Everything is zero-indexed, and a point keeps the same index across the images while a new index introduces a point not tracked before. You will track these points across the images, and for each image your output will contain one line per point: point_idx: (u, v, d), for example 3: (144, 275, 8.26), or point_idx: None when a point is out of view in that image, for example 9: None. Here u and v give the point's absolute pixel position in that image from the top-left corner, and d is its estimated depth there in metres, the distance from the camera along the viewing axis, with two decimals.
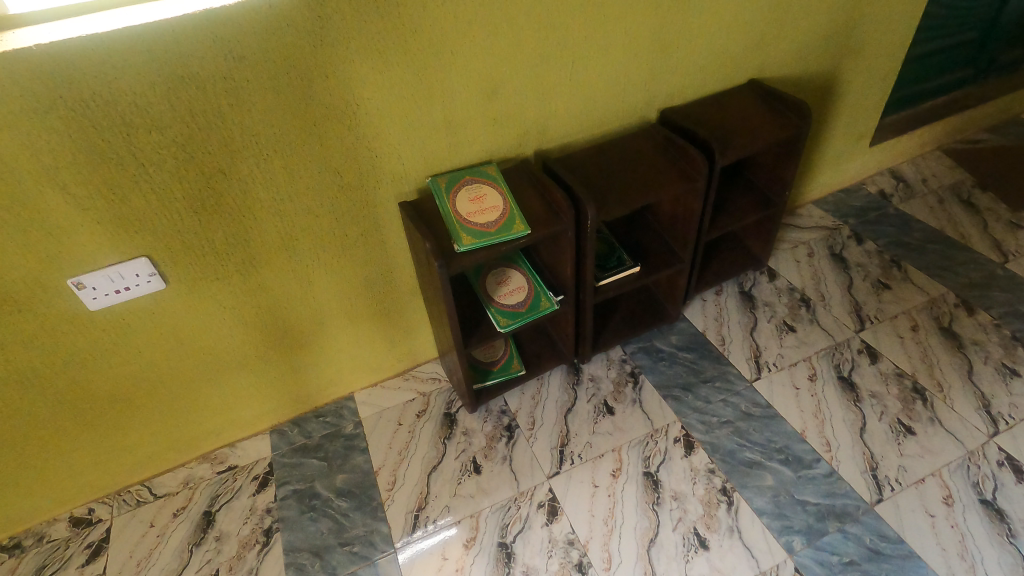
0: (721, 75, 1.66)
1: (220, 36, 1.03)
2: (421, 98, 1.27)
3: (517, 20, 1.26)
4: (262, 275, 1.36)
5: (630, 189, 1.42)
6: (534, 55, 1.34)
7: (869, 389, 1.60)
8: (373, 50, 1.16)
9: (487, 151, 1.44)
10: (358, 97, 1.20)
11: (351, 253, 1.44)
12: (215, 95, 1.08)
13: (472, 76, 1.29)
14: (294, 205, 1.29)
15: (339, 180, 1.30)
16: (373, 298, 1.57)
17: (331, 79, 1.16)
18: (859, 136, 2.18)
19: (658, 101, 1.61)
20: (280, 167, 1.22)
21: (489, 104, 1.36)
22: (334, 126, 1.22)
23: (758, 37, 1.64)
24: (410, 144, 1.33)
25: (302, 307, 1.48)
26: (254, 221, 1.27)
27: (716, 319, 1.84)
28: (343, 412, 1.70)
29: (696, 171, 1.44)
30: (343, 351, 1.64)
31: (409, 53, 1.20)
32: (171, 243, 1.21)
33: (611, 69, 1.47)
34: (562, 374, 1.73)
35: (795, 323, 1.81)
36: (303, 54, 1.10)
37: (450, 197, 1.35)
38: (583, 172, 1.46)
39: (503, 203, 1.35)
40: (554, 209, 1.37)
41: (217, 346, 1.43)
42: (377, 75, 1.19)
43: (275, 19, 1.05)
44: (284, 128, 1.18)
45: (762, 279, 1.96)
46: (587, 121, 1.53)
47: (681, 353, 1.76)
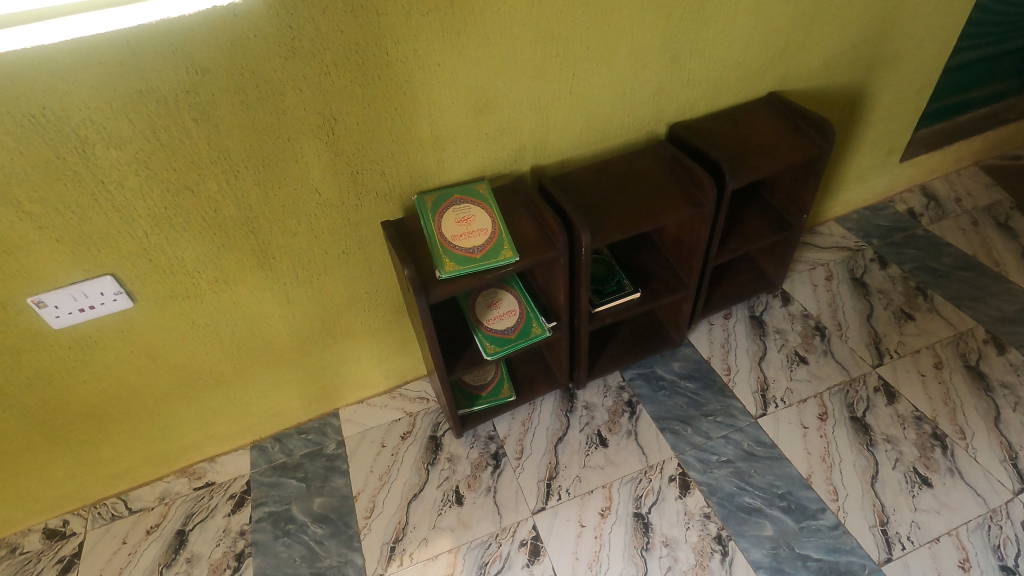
0: (738, 87, 1.54)
1: (183, 48, 0.95)
2: (407, 111, 1.18)
3: (511, 29, 1.16)
4: (237, 293, 1.30)
5: (631, 213, 1.31)
6: (532, 66, 1.24)
7: (885, 433, 1.49)
8: (352, 63, 1.07)
9: (479, 166, 1.35)
10: (336, 111, 1.12)
11: (333, 270, 1.37)
12: (178, 110, 1.00)
13: (462, 89, 1.20)
14: (270, 222, 1.22)
15: (317, 197, 1.23)
16: (358, 316, 1.50)
17: (306, 93, 1.07)
18: (887, 152, 2.03)
19: (668, 115, 1.50)
20: (252, 184, 1.15)
21: (481, 119, 1.27)
22: (311, 142, 1.14)
23: (780, 47, 1.51)
24: (395, 160, 1.24)
25: (282, 325, 1.41)
26: (226, 239, 1.20)
27: (723, 346, 1.74)
28: (327, 429, 1.64)
29: (704, 194, 1.33)
30: (328, 368, 1.58)
31: (392, 64, 1.10)
32: (138, 261, 1.15)
33: (616, 81, 1.36)
34: (555, 399, 1.64)
35: (807, 354, 1.70)
36: (274, 67, 1.02)
37: (436, 218, 1.26)
38: (582, 192, 1.36)
39: (492, 225, 1.26)
40: (546, 233, 1.27)
41: (192, 363, 1.37)
42: (358, 88, 1.11)
43: (242, 30, 0.96)
44: (255, 145, 1.10)
45: (775, 303, 1.84)
46: (589, 135, 1.43)
47: (683, 382, 1.66)
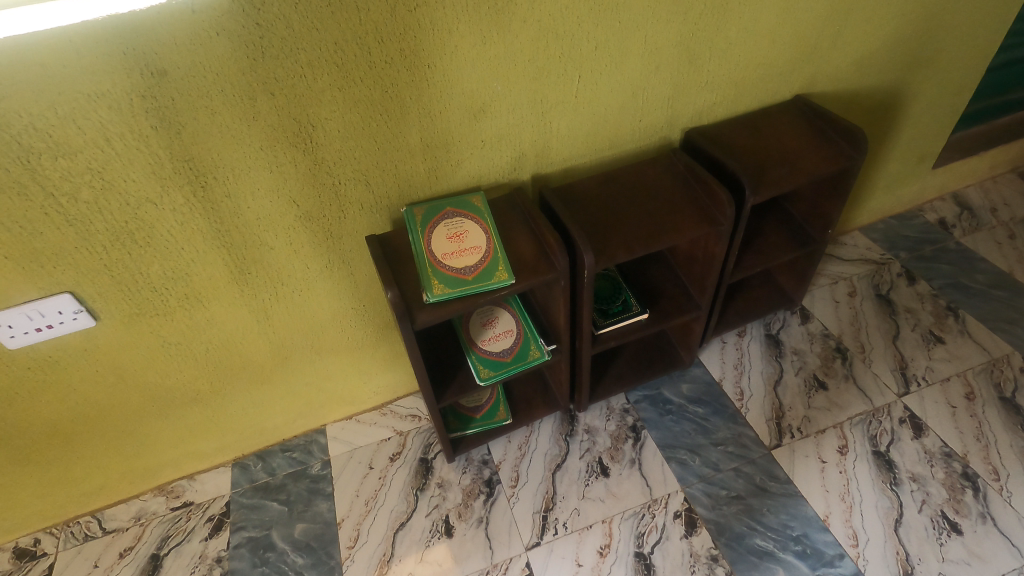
0: (761, 89, 1.41)
1: (134, 48, 0.84)
2: (392, 117, 1.07)
3: (509, 26, 1.04)
4: (210, 311, 1.20)
5: (639, 230, 1.20)
6: (533, 67, 1.12)
7: (910, 471, 1.38)
8: (329, 63, 0.96)
9: (475, 176, 1.24)
10: (313, 117, 1.01)
11: (316, 285, 1.27)
12: (134, 116, 0.90)
13: (456, 93, 1.08)
14: (244, 236, 1.12)
15: (294, 210, 1.12)
16: (344, 332, 1.40)
17: (279, 97, 0.96)
18: (919, 158, 1.89)
19: (683, 120, 1.37)
20: (222, 196, 1.04)
21: (476, 124, 1.15)
22: (286, 151, 1.03)
23: (809, 46, 1.37)
24: (381, 170, 1.13)
25: (261, 342, 1.32)
26: (197, 255, 1.10)
27: (735, 367, 1.63)
28: (312, 447, 1.56)
29: (720, 210, 1.21)
30: (312, 384, 1.48)
31: (375, 66, 0.99)
32: (99, 278, 1.06)
33: (627, 83, 1.23)
34: (554, 422, 1.54)
35: (827, 379, 1.58)
36: (241, 69, 0.91)
37: (426, 233, 1.15)
38: (586, 205, 1.24)
39: (487, 243, 1.15)
40: (546, 252, 1.16)
41: (165, 382, 1.28)
42: (337, 92, 1.00)
43: (203, 27, 0.85)
44: (224, 154, 0.99)
45: (793, 321, 1.73)
46: (596, 142, 1.31)
47: (692, 407, 1.55)
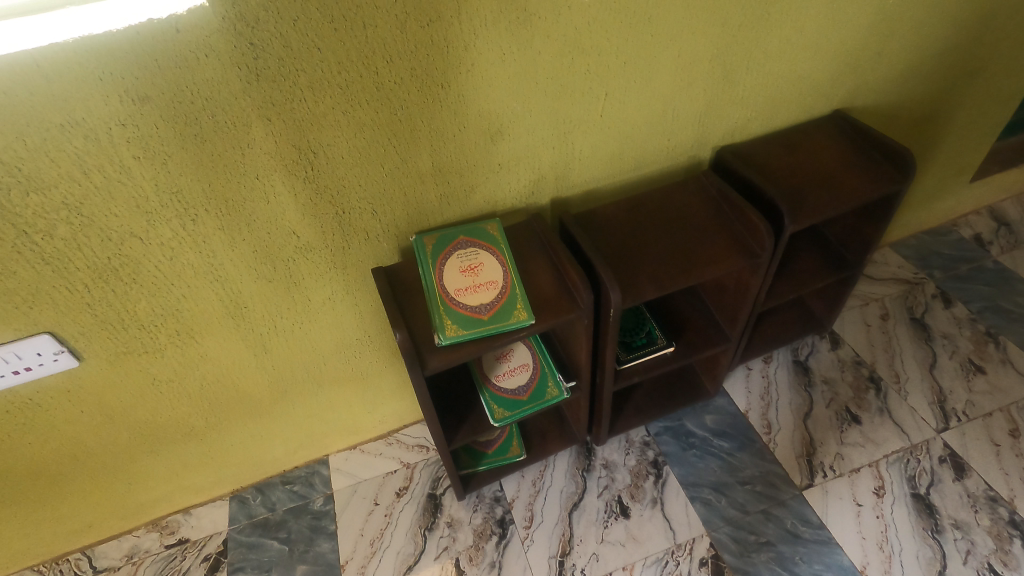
0: (799, 105, 1.30)
1: (112, 72, 0.74)
2: (402, 141, 0.97)
3: (531, 42, 0.93)
4: (203, 347, 1.11)
5: (670, 263, 1.10)
6: (556, 85, 1.01)
7: (953, 517, 1.29)
8: (332, 86, 0.86)
9: (490, 201, 1.14)
10: (314, 143, 0.91)
11: (317, 317, 1.17)
12: (114, 147, 0.80)
13: (471, 114, 0.98)
14: (239, 269, 1.02)
15: (294, 241, 1.03)
16: (347, 363, 1.31)
17: (276, 123, 0.86)
18: (957, 171, 1.78)
19: (715, 138, 1.26)
20: (214, 229, 0.95)
21: (493, 147, 1.05)
22: (284, 179, 0.93)
23: (852, 57, 1.26)
24: (389, 197, 1.03)
25: (259, 376, 1.23)
26: (188, 290, 1.01)
27: (762, 397, 1.54)
28: (315, 480, 1.48)
29: (758, 241, 1.11)
30: (314, 416, 1.40)
31: (383, 88, 0.89)
32: (80, 317, 0.97)
33: (657, 100, 1.13)
34: (570, 456, 1.46)
35: (860, 412, 1.49)
36: (233, 94, 0.81)
37: (437, 265, 1.06)
38: (611, 232, 1.14)
39: (503, 278, 1.06)
40: (568, 287, 1.06)
41: (157, 419, 1.20)
42: (341, 117, 0.90)
43: (190, 49, 0.75)
44: (216, 184, 0.90)
45: (822, 347, 1.63)
46: (622, 163, 1.20)
47: (716, 441, 1.46)
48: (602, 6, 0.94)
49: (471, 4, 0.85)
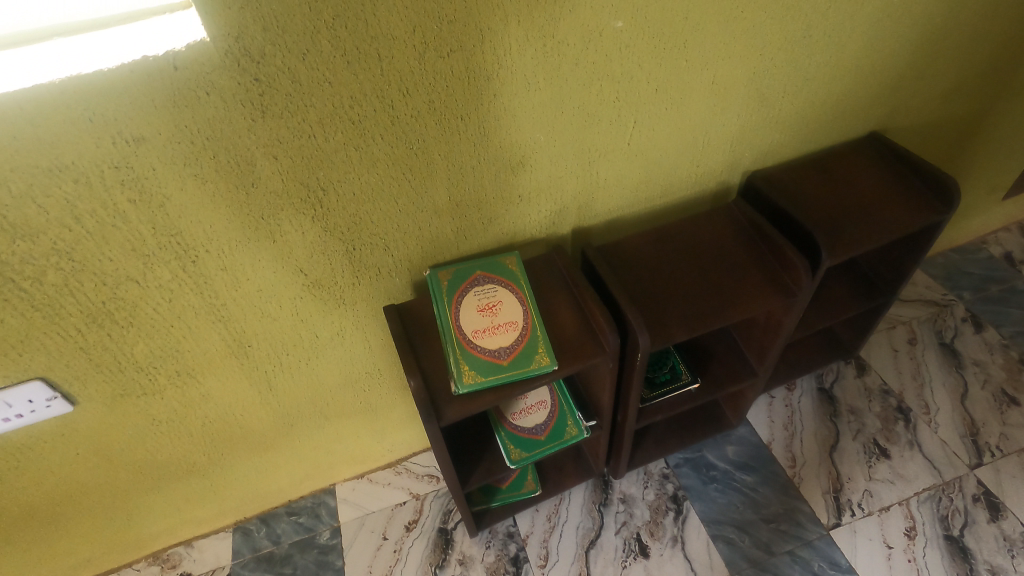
0: (835, 126, 1.22)
1: (103, 113, 0.67)
2: (417, 175, 0.90)
3: (559, 71, 0.86)
4: (204, 386, 1.05)
5: (700, 301, 1.03)
6: (583, 114, 0.94)
7: (988, 562, 1.24)
8: (344, 121, 0.79)
9: (508, 232, 1.07)
10: (324, 180, 0.84)
11: (324, 353, 1.11)
12: (108, 190, 0.73)
13: (492, 145, 0.91)
14: (242, 308, 0.96)
15: (301, 279, 0.96)
16: (355, 396, 1.25)
17: (283, 161, 0.80)
18: (990, 188, 1.70)
19: (746, 162, 1.19)
20: (215, 269, 0.89)
21: (514, 178, 0.98)
22: (292, 217, 0.87)
23: (893, 77, 1.19)
24: (403, 231, 0.97)
25: (264, 412, 1.17)
26: (188, 331, 0.95)
27: (786, 427, 1.48)
28: (321, 511, 1.42)
29: (794, 277, 1.04)
30: (321, 447, 1.34)
31: (398, 122, 0.82)
32: (74, 362, 0.91)
33: (688, 126, 1.06)
34: (587, 490, 1.40)
35: (889, 445, 1.43)
36: (237, 132, 0.74)
37: (453, 304, 0.99)
38: (637, 266, 1.07)
39: (524, 318, 0.99)
40: (592, 328, 1.00)
41: (157, 458, 1.14)
42: (353, 152, 0.83)
43: (189, 85, 0.68)
44: (218, 224, 0.83)
45: (847, 374, 1.57)
46: (648, 191, 1.13)
47: (738, 475, 1.41)
48: (636, 31, 0.87)
49: (496, 33, 0.78)
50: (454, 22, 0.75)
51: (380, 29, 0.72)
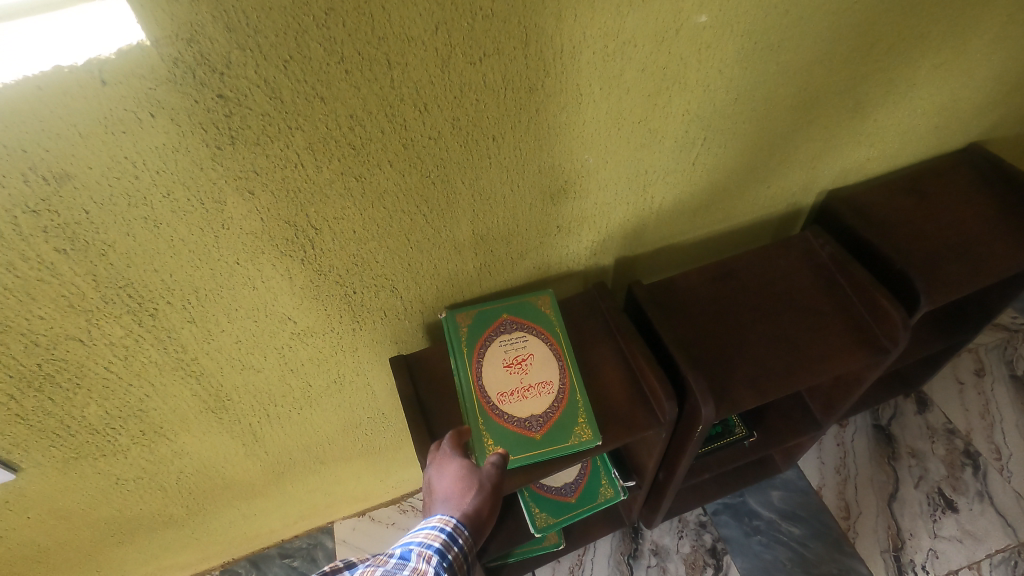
0: (935, 137, 1.02)
1: (5, 144, 0.47)
2: (434, 207, 0.71)
3: (620, 79, 0.67)
4: (176, 443, 0.89)
5: (773, 357, 0.85)
6: (643, 131, 0.75)
7: None
8: (341, 147, 0.60)
9: (540, 266, 0.89)
10: (316, 217, 0.66)
11: (319, 402, 0.95)
12: (26, 241, 0.55)
13: (529, 170, 0.72)
14: (217, 362, 0.79)
15: (290, 328, 0.79)
16: (355, 442, 1.09)
17: (262, 196, 0.61)
18: None
19: (823, 181, 1.00)
20: (181, 322, 0.71)
21: (552, 207, 0.79)
22: (275, 262, 0.69)
23: (1012, 81, 0.97)
24: (414, 270, 0.79)
25: (250, 463, 1.01)
26: (152, 389, 0.78)
27: (839, 472, 1.32)
28: (318, 554, 1.30)
29: (885, 329, 0.86)
30: (317, 491, 1.19)
31: (412, 145, 0.63)
32: (10, 430, 0.74)
33: (765, 142, 0.86)
34: (614, 539, 1.25)
35: (955, 496, 1.28)
36: (198, 164, 0.56)
37: (475, 358, 0.81)
38: (696, 310, 0.89)
39: (560, 377, 0.82)
40: (643, 390, 0.82)
41: (127, 514, 0.99)
42: (354, 183, 0.64)
43: (129, 105, 0.49)
44: (181, 273, 0.65)
45: (907, 410, 1.40)
46: (708, 215, 0.94)
47: (785, 526, 1.26)
48: (721, 28, 0.67)
49: (545, 32, 0.58)
50: (491, 18, 0.55)
51: (391, 29, 0.52)
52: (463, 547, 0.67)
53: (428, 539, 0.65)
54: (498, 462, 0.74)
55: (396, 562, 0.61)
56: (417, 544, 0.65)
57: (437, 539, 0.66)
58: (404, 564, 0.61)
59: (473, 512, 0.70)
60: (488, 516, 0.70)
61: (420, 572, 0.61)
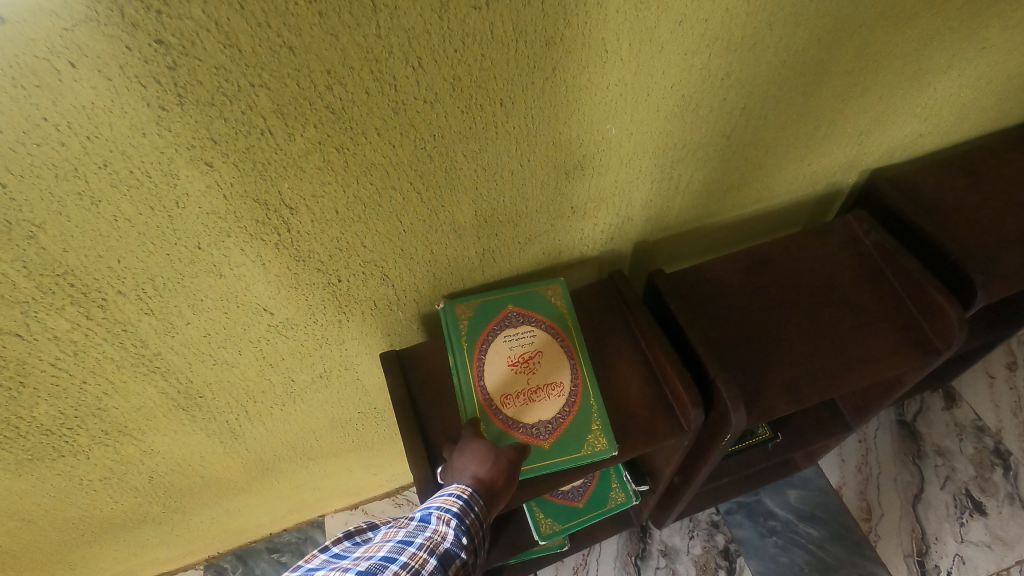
0: (995, 110, 0.91)
1: None
2: (432, 184, 0.61)
3: (655, 32, 0.56)
4: (145, 442, 0.81)
5: (811, 357, 0.75)
6: (675, 98, 0.64)
7: None
8: (317, 110, 0.50)
9: (551, 251, 0.79)
10: (291, 194, 0.56)
11: (303, 398, 0.86)
12: None
13: (543, 141, 0.62)
14: (185, 357, 0.69)
15: (267, 319, 0.69)
16: (345, 437, 1.01)
17: (223, 169, 0.51)
18: None
19: (868, 159, 0.89)
20: (138, 314, 0.61)
21: (567, 185, 0.69)
22: (246, 246, 0.59)
23: None
24: (409, 257, 0.69)
25: (230, 461, 0.93)
26: (112, 387, 0.69)
27: (861, 471, 1.24)
28: (307, 549, 1.25)
29: (938, 327, 0.77)
30: (305, 486, 1.11)
31: (404, 110, 0.53)
32: None
33: (813, 113, 0.75)
34: (621, 539, 1.18)
35: (984, 498, 1.20)
36: (138, 128, 0.45)
37: (476, 356, 0.72)
38: (724, 303, 0.80)
39: (572, 379, 0.73)
40: (665, 394, 0.74)
41: (97, 515, 0.91)
42: (336, 154, 0.54)
43: (39, 50, 0.38)
44: (130, 258, 0.55)
45: (934, 405, 1.32)
46: (740, 195, 0.84)
47: (803, 527, 1.19)
48: None
49: None
50: None
51: None
52: (479, 516, 0.61)
53: (447, 503, 0.60)
54: (519, 445, 0.68)
55: (417, 524, 0.58)
56: (435, 507, 0.60)
57: (456, 504, 0.60)
58: (425, 526, 0.57)
59: (487, 479, 0.63)
60: (503, 486, 0.63)
61: (440, 534, 0.57)
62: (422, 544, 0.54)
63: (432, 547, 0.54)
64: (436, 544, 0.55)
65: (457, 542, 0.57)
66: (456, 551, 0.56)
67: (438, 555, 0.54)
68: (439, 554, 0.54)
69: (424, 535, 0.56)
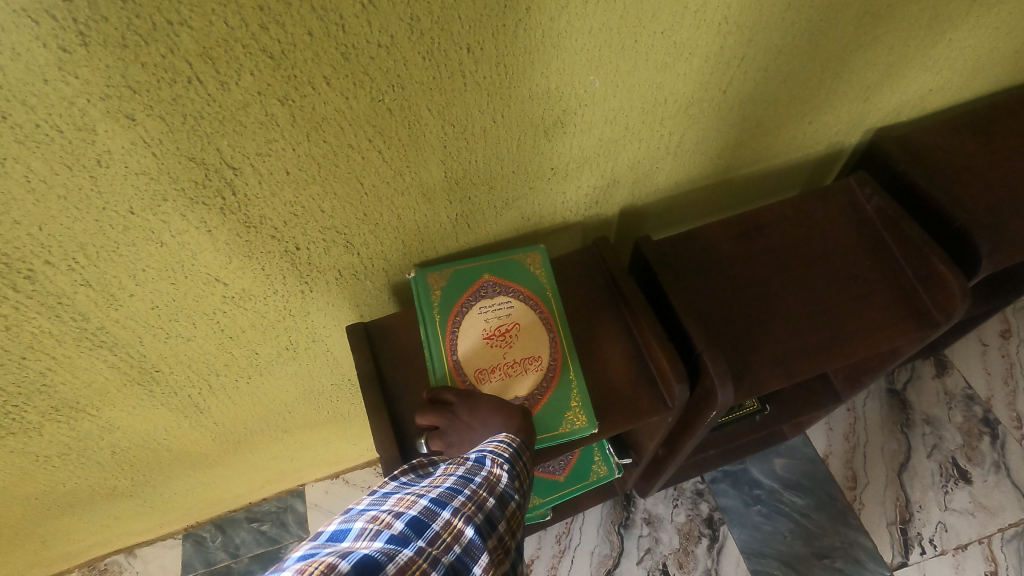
0: (1011, 65, 0.84)
1: None
2: (395, 142, 0.55)
3: None
4: (102, 418, 0.76)
5: (805, 330, 0.71)
6: (667, 46, 0.58)
7: None
8: (252, 54, 0.43)
9: (531, 216, 0.73)
10: (232, 152, 0.50)
11: (270, 371, 0.82)
12: None
13: (519, 93, 0.56)
14: (134, 331, 0.64)
15: (222, 290, 0.64)
16: (319, 409, 0.97)
17: (148, 123, 0.44)
18: None
19: (873, 117, 0.83)
20: (72, 286, 0.55)
21: (548, 142, 0.63)
22: (187, 211, 0.53)
23: None
24: (375, 222, 0.63)
25: (197, 435, 0.90)
26: (55, 363, 0.64)
27: (849, 440, 1.23)
28: (287, 520, 1.23)
29: (940, 299, 0.72)
30: (282, 457, 1.09)
31: (356, 56, 0.46)
32: None
33: (819, 64, 0.68)
34: (604, 509, 1.17)
35: (970, 466, 1.20)
36: (37, 73, 0.38)
37: (448, 328, 0.68)
38: (714, 273, 0.75)
39: (550, 352, 0.69)
40: (650, 368, 0.69)
41: (61, 491, 0.88)
42: (279, 107, 0.48)
43: None
44: (54, 225, 0.49)
45: (925, 373, 1.30)
46: (736, 156, 0.78)
47: (788, 496, 1.18)
48: None
49: None
50: None
51: None
52: (526, 463, 0.56)
53: (499, 448, 0.55)
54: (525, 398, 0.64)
55: (472, 464, 0.53)
56: (488, 450, 0.55)
57: (507, 451, 0.55)
58: (480, 466, 0.53)
59: (521, 424, 0.60)
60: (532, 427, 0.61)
61: (495, 475, 0.52)
62: (482, 483, 0.50)
63: (492, 487, 0.50)
64: (493, 484, 0.51)
65: (512, 485, 0.52)
66: (513, 493, 0.52)
67: (497, 496, 0.50)
68: (497, 493, 0.50)
69: (481, 474, 0.51)
